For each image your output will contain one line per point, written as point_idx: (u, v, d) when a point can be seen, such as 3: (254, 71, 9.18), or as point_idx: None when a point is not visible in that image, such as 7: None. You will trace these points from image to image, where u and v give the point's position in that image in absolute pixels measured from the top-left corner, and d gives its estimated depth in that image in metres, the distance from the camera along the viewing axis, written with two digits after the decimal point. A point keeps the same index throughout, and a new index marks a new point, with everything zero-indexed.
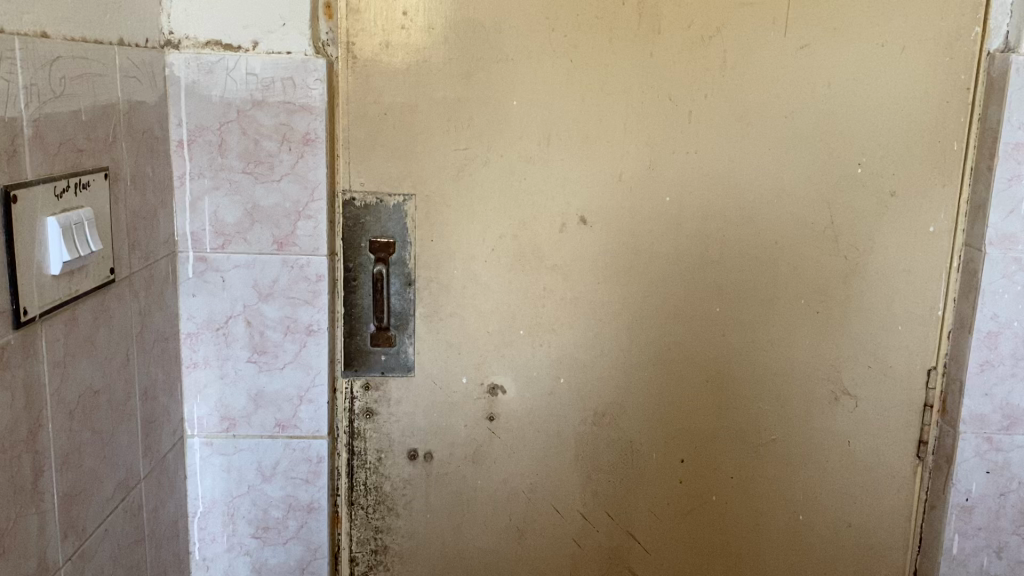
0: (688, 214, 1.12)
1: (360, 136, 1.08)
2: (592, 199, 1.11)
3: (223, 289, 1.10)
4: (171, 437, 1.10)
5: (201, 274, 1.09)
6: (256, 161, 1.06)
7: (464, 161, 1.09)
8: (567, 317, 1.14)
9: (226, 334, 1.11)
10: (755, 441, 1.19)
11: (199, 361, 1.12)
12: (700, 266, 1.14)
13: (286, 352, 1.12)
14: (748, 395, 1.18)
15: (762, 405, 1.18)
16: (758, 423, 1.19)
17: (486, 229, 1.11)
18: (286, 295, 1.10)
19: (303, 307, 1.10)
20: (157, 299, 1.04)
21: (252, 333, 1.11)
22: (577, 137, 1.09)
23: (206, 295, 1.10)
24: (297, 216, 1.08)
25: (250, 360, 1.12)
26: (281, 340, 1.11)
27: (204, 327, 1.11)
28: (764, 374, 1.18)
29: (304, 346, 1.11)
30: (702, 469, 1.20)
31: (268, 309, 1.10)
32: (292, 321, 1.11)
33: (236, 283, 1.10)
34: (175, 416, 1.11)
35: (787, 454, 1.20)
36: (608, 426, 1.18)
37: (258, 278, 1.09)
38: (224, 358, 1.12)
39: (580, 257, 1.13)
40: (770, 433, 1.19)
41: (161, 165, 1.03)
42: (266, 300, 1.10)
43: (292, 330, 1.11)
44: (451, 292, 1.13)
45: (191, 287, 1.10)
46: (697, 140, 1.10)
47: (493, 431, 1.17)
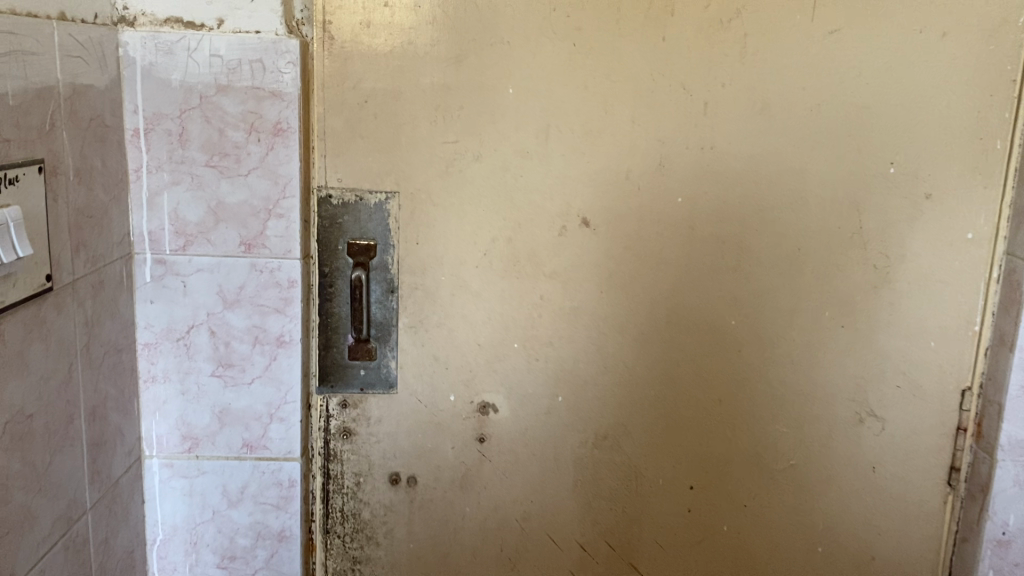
0: (701, 217, 1.01)
1: (337, 127, 0.97)
2: (595, 199, 1.00)
3: (184, 296, 0.99)
4: (126, 460, 0.99)
5: (160, 279, 0.98)
6: (220, 153, 0.95)
7: (454, 156, 0.98)
8: (567, 329, 1.03)
9: (188, 345, 1.00)
10: (771, 466, 1.09)
11: (158, 374, 1.01)
12: (713, 274, 1.03)
13: (255, 366, 1.01)
14: (764, 416, 1.08)
15: (779, 427, 1.08)
16: (774, 447, 1.09)
17: (478, 232, 1.00)
18: (254, 302, 0.99)
19: (273, 316, 0.99)
20: (109, 307, 0.93)
21: (217, 344, 1.00)
22: (581, 131, 0.98)
23: (166, 302, 0.99)
24: (267, 215, 0.96)
25: (214, 374, 1.01)
26: (249, 352, 1.00)
27: (163, 337, 1.00)
28: (782, 394, 1.07)
29: (274, 359, 1.00)
30: (713, 497, 1.09)
31: (234, 318, 0.99)
32: (262, 332, 1.00)
33: (198, 289, 0.98)
34: (131, 436, 1.00)
35: (806, 481, 1.10)
36: (610, 449, 1.07)
37: (222, 283, 0.98)
38: (186, 371, 1.01)
39: (581, 263, 1.02)
40: (787, 458, 1.09)
41: (114, 157, 0.92)
42: (232, 308, 0.99)
43: (261, 341, 1.00)
44: (438, 301, 1.02)
45: (149, 294, 0.98)
46: (713, 135, 0.99)
47: (484, 454, 1.06)
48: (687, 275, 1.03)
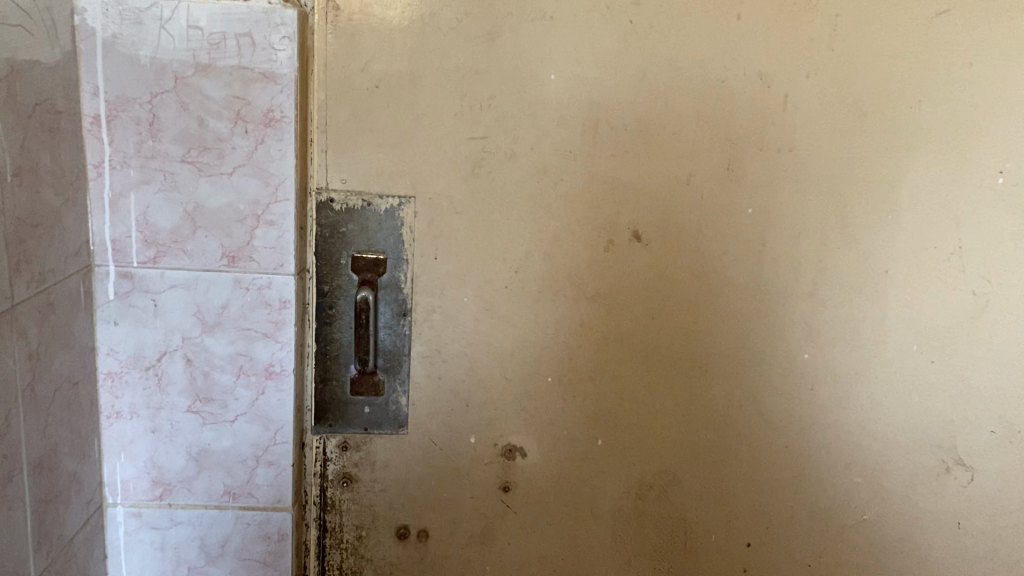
0: (774, 233, 0.85)
1: (342, 117, 0.79)
2: (650, 209, 0.83)
3: (155, 317, 0.82)
4: (84, 512, 0.82)
5: (126, 297, 0.82)
6: (199, 147, 0.78)
7: (482, 155, 0.81)
8: (610, 362, 0.87)
9: (159, 375, 0.84)
10: (841, 521, 0.93)
11: (123, 409, 0.84)
12: (785, 300, 0.87)
13: (239, 400, 0.85)
14: (835, 465, 0.92)
15: (852, 476, 0.92)
16: (846, 499, 0.93)
17: (508, 246, 0.84)
18: (239, 326, 0.82)
19: (261, 342, 0.83)
20: (62, 334, 0.76)
21: (194, 375, 0.84)
22: (636, 127, 0.81)
23: (133, 324, 0.82)
24: (255, 222, 0.80)
25: (191, 410, 0.85)
26: (232, 385, 0.84)
27: (130, 365, 0.83)
28: (858, 439, 0.91)
29: (262, 393, 0.84)
30: (772, 556, 0.94)
31: (215, 344, 0.83)
32: (248, 361, 0.83)
33: (172, 309, 0.82)
34: (90, 483, 0.84)
35: (880, 539, 0.94)
36: (657, 501, 0.91)
37: (201, 303, 0.82)
38: (158, 406, 0.85)
39: (630, 285, 0.85)
40: (860, 512, 0.93)
41: (68, 150, 0.74)
42: (212, 332, 0.83)
43: (247, 372, 0.84)
44: (459, 327, 0.86)
45: (112, 314, 0.82)
46: (793, 135, 0.82)
47: (509, 506, 0.90)
48: (756, 301, 0.86)
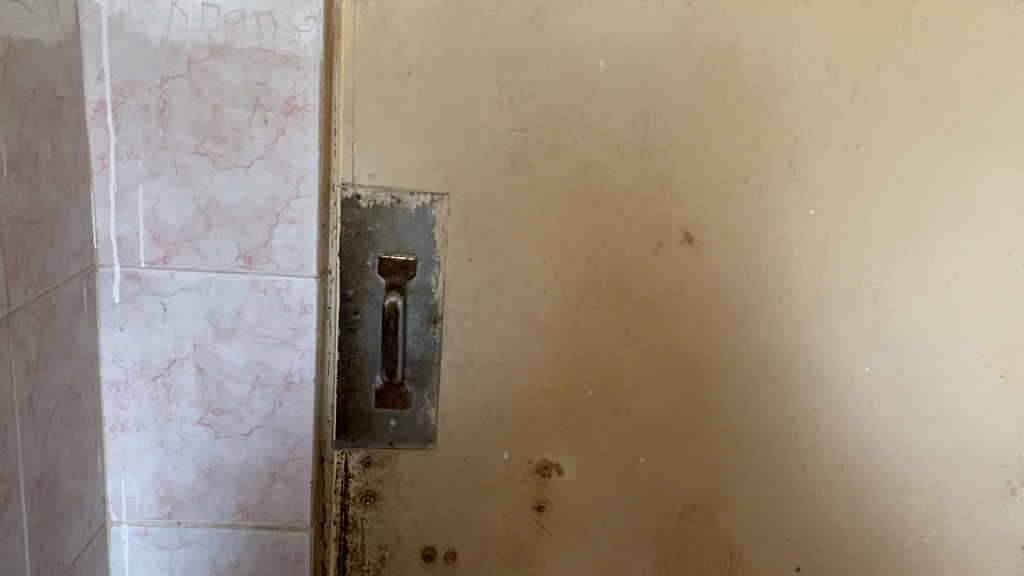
0: (837, 236, 0.78)
1: (370, 106, 0.72)
2: (703, 209, 0.76)
3: (164, 322, 0.75)
4: (86, 532, 0.76)
5: (132, 300, 0.75)
6: (214, 137, 0.71)
7: (522, 148, 0.74)
8: (655, 373, 0.81)
9: (168, 385, 0.77)
10: (897, 545, 0.87)
11: (129, 421, 0.78)
12: (847, 309, 0.80)
13: (254, 412, 0.78)
14: (894, 487, 0.85)
15: (911, 497, 0.86)
16: (903, 523, 0.86)
17: (548, 248, 0.77)
18: (256, 333, 0.76)
19: (280, 350, 0.76)
20: (63, 341, 0.69)
21: (206, 385, 0.77)
22: (691, 119, 0.74)
23: (140, 329, 0.75)
24: (274, 220, 0.73)
25: (202, 422, 0.78)
26: (247, 396, 0.77)
27: (137, 374, 0.77)
28: (919, 460, 0.85)
29: (280, 405, 0.78)
30: None
31: (229, 351, 0.76)
32: (265, 370, 0.77)
33: (182, 314, 0.75)
34: (93, 501, 0.77)
35: (938, 564, 0.88)
36: (701, 522, 0.85)
37: (214, 307, 0.75)
38: (167, 418, 0.78)
39: (679, 292, 0.78)
40: (918, 536, 0.87)
41: (70, 139, 0.67)
42: (226, 339, 0.76)
43: (263, 382, 0.77)
44: (493, 334, 0.79)
45: (118, 318, 0.75)
46: (861, 130, 0.76)
47: (543, 526, 0.84)
48: (815, 309, 0.80)
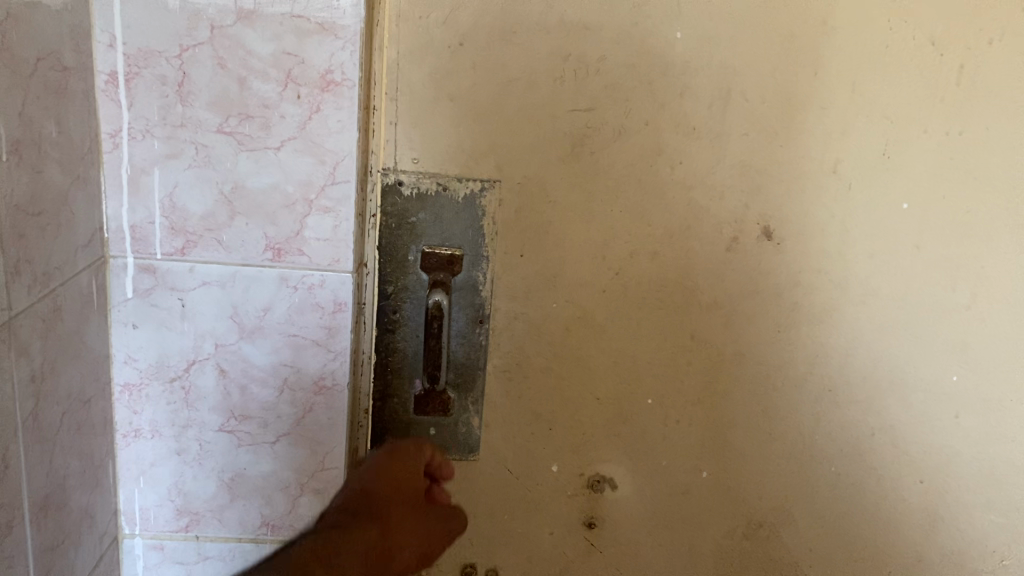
0: (930, 232, 0.70)
1: (416, 81, 0.64)
2: (785, 201, 0.68)
3: (182, 320, 0.67)
4: (97, 549, 0.69)
5: (147, 295, 0.67)
6: (239, 114, 0.62)
7: (586, 131, 0.66)
8: (723, 382, 0.73)
9: (186, 389, 0.69)
10: (977, 567, 0.79)
11: (143, 427, 0.70)
12: (937, 313, 0.72)
13: (281, 419, 0.70)
14: (976, 506, 0.77)
15: (995, 517, 0.78)
16: (983, 544, 0.79)
17: (610, 243, 0.69)
18: (284, 333, 0.68)
19: (311, 352, 0.68)
20: (71, 343, 0.62)
21: (229, 388, 0.70)
22: (775, 101, 0.66)
23: (155, 327, 0.68)
24: (306, 208, 0.65)
25: (223, 429, 0.71)
26: (274, 401, 0.70)
27: (151, 376, 0.69)
28: (1006, 477, 0.77)
29: (310, 411, 0.70)
30: None
31: (255, 352, 0.68)
32: (294, 373, 0.69)
33: (203, 311, 0.67)
34: (104, 513, 0.70)
35: None
36: (765, 542, 0.78)
37: (237, 304, 0.67)
38: (184, 424, 0.70)
39: (754, 292, 0.70)
40: (1000, 557, 0.79)
41: (78, 116, 0.59)
42: (251, 339, 0.68)
43: (292, 386, 0.70)
44: (545, 336, 0.71)
45: (130, 316, 0.67)
46: (964, 115, 0.67)
47: (594, 544, 0.78)
48: (902, 313, 0.72)
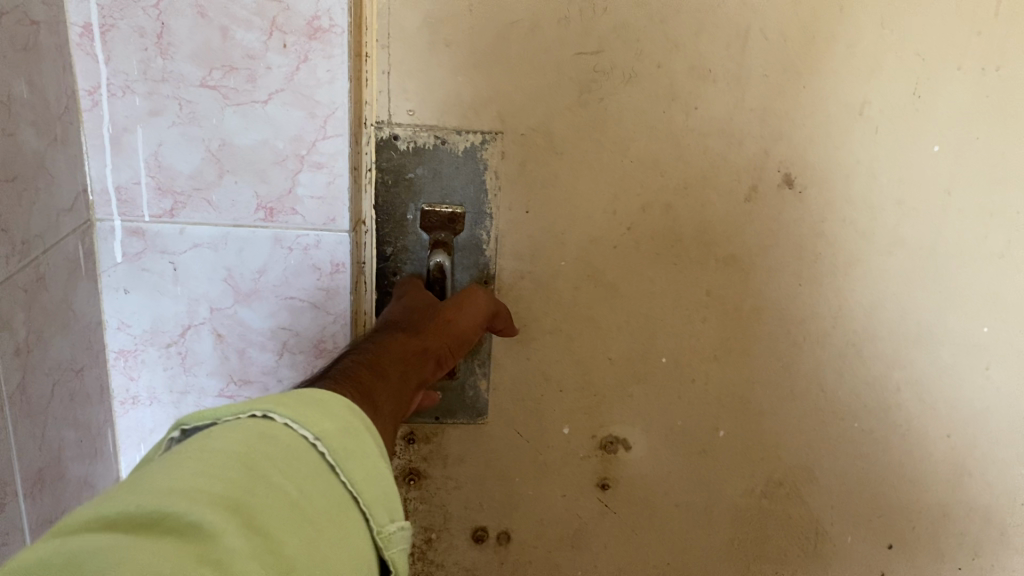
0: (965, 175, 0.63)
1: (410, 26, 0.59)
2: (809, 146, 0.62)
3: (175, 284, 0.63)
4: None
5: (137, 259, 0.62)
6: (223, 66, 0.56)
7: (594, 77, 0.61)
8: (739, 339, 0.69)
9: (184, 354, 0.65)
10: (1002, 520, 0.74)
11: (141, 393, 0.66)
12: (969, 261, 0.65)
13: (280, 383, 0.67)
14: (1003, 458, 0.71)
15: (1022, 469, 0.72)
16: (1010, 496, 0.73)
17: (619, 196, 0.65)
18: (281, 294, 0.64)
19: (309, 314, 0.64)
20: (59, 312, 0.55)
21: (227, 352, 0.65)
22: (799, 37, 0.59)
23: (149, 293, 0.63)
24: (297, 164, 0.59)
25: (222, 394, 0.67)
26: (274, 364, 0.66)
27: (147, 342, 0.65)
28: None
29: (311, 373, 0.67)
30: (917, 559, 0.76)
31: (252, 317, 0.64)
32: (293, 336, 0.65)
33: (195, 275, 0.62)
34: (106, 480, 0.66)
35: None
36: (786, 501, 0.74)
37: (232, 267, 0.62)
38: (183, 390, 0.66)
39: (776, 245, 0.65)
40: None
41: (50, 74, 0.53)
42: (248, 302, 0.64)
43: (291, 349, 0.66)
44: (553, 295, 0.68)
45: (122, 281, 0.62)
46: (1002, 47, 0.59)
47: (606, 505, 0.76)
48: (933, 262, 0.65)
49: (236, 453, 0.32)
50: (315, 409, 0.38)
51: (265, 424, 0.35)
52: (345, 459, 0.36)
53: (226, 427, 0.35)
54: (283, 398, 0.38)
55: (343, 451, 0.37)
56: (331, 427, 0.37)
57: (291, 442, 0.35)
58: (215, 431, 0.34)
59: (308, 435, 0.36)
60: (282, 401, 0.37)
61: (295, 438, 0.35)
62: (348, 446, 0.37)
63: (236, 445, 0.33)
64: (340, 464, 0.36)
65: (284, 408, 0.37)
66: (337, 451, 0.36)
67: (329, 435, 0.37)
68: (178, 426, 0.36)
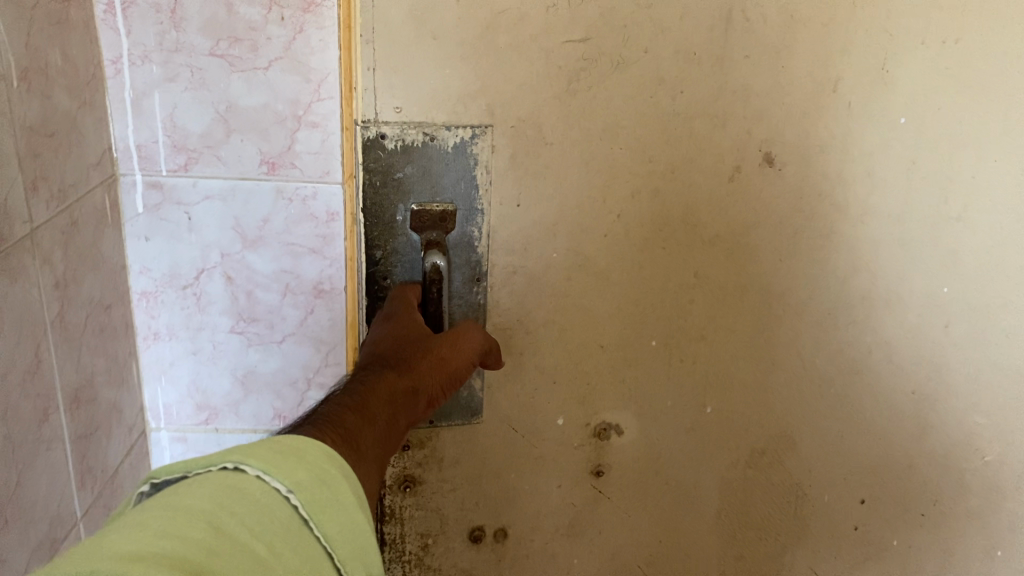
0: (928, 146, 0.68)
1: (394, 19, 0.60)
2: (787, 123, 0.67)
3: (189, 232, 0.67)
4: (126, 441, 0.70)
5: (156, 210, 0.66)
6: (228, 37, 0.62)
7: (581, 64, 0.64)
8: (725, 316, 0.73)
9: (198, 296, 0.69)
10: (959, 467, 0.79)
11: (160, 331, 0.70)
12: (932, 224, 0.70)
13: (286, 321, 0.71)
14: (961, 408, 0.76)
15: (977, 418, 0.77)
16: (968, 443, 0.78)
17: (609, 182, 0.68)
18: (284, 242, 0.68)
19: (309, 259, 0.68)
20: (88, 254, 0.61)
21: (236, 294, 0.69)
22: (779, 17, 0.63)
23: (166, 240, 0.67)
24: (295, 124, 0.64)
25: (234, 331, 0.71)
26: (278, 305, 0.70)
27: (166, 285, 0.69)
28: (996, 389, 0.76)
29: (312, 313, 0.70)
30: (889, 511, 0.80)
31: (258, 261, 0.68)
32: (294, 279, 0.69)
33: (207, 223, 0.67)
34: (130, 410, 0.70)
35: (997, 478, 0.79)
36: (769, 468, 0.78)
37: (239, 217, 0.67)
38: (198, 327, 0.70)
39: (756, 223, 0.70)
40: (982, 455, 0.78)
41: (81, 48, 0.58)
42: (253, 249, 0.68)
43: (294, 290, 0.69)
44: (546, 287, 0.71)
45: (143, 229, 0.67)
46: (957, 23, 0.65)
47: (601, 492, 0.78)
48: (901, 227, 0.70)
49: (205, 512, 0.33)
50: (290, 460, 0.38)
51: (238, 477, 0.36)
52: (318, 514, 0.37)
53: (196, 482, 0.35)
54: (254, 447, 0.38)
55: (316, 505, 0.37)
56: (305, 478, 0.38)
57: (264, 496, 0.35)
58: (185, 485, 0.35)
59: (282, 488, 0.36)
60: (253, 451, 0.38)
61: (269, 491, 0.36)
62: (322, 499, 0.38)
63: (206, 502, 0.33)
64: (312, 518, 0.37)
65: (256, 459, 0.37)
66: (309, 505, 0.37)
67: (303, 486, 0.37)
68: (148, 480, 0.37)
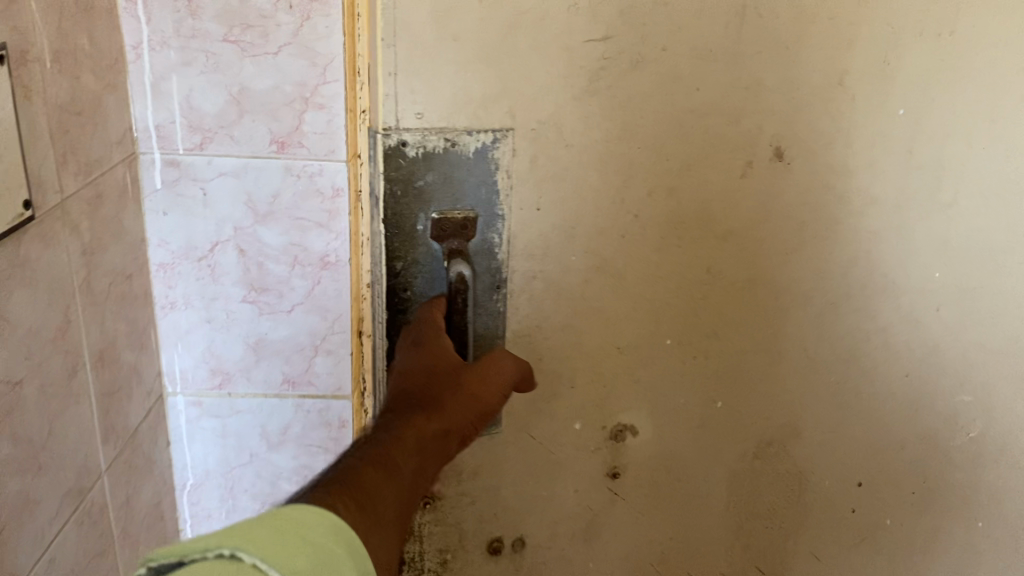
0: (922, 138, 0.72)
1: (415, 23, 0.60)
2: (794, 119, 0.69)
3: (205, 207, 0.69)
4: (145, 403, 0.73)
5: (174, 186, 0.69)
6: (241, 24, 0.64)
7: (602, 63, 0.64)
8: (735, 311, 0.75)
9: (213, 266, 0.71)
10: (946, 445, 0.83)
11: (178, 300, 0.73)
12: (928, 212, 0.74)
13: (295, 291, 0.72)
14: (947, 387, 0.81)
15: (963, 396, 0.82)
16: (954, 419, 0.82)
17: (627, 183, 0.68)
18: (293, 216, 0.70)
19: (317, 233, 0.70)
20: (110, 226, 0.64)
21: (248, 265, 0.71)
22: (790, 14, 0.65)
23: (183, 215, 0.70)
24: (303, 105, 0.66)
25: (246, 300, 0.73)
26: (287, 276, 0.72)
27: (182, 257, 0.71)
28: (979, 368, 0.81)
29: (319, 284, 0.72)
30: (884, 489, 0.84)
31: (268, 235, 0.70)
32: (301, 252, 0.71)
33: (222, 197, 0.69)
34: (149, 373, 0.73)
35: (980, 451, 0.84)
36: (774, 459, 0.81)
37: (251, 191, 0.69)
38: (213, 297, 0.72)
39: (766, 218, 0.72)
40: (966, 431, 0.83)
41: (105, 33, 0.62)
42: (263, 223, 0.70)
43: (301, 263, 0.71)
44: (563, 292, 0.71)
45: (161, 203, 0.69)
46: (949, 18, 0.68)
47: (616, 494, 0.79)
48: (898, 215, 0.74)
49: None
50: (291, 543, 0.36)
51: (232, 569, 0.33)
52: None
53: None
54: (253, 527, 0.36)
55: None
56: (304, 563, 0.35)
57: None
58: None
59: None
60: (252, 533, 0.35)
61: None
62: None
63: None
64: None
65: (254, 545, 0.34)
66: None
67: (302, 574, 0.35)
68: (145, 563, 0.34)
